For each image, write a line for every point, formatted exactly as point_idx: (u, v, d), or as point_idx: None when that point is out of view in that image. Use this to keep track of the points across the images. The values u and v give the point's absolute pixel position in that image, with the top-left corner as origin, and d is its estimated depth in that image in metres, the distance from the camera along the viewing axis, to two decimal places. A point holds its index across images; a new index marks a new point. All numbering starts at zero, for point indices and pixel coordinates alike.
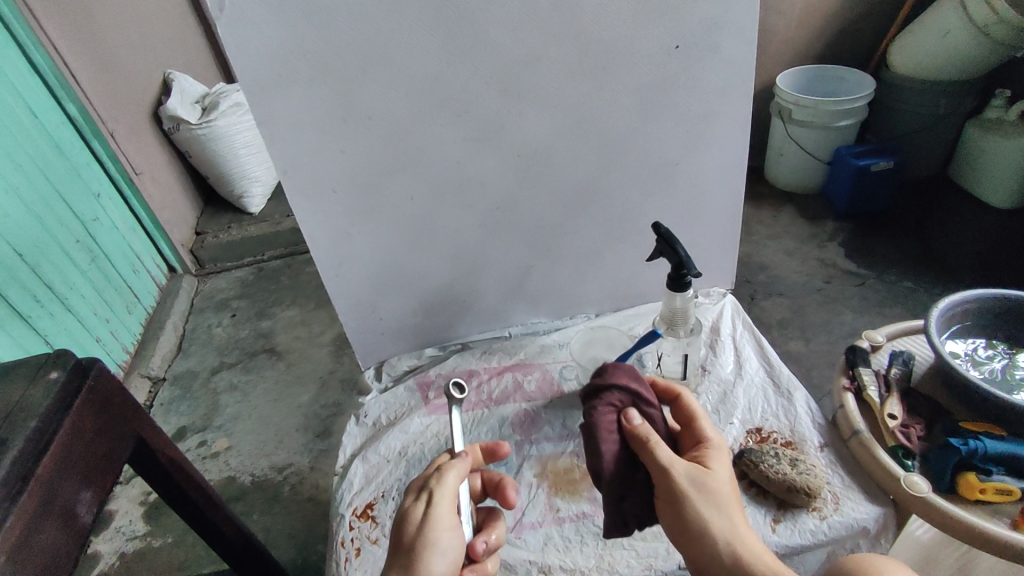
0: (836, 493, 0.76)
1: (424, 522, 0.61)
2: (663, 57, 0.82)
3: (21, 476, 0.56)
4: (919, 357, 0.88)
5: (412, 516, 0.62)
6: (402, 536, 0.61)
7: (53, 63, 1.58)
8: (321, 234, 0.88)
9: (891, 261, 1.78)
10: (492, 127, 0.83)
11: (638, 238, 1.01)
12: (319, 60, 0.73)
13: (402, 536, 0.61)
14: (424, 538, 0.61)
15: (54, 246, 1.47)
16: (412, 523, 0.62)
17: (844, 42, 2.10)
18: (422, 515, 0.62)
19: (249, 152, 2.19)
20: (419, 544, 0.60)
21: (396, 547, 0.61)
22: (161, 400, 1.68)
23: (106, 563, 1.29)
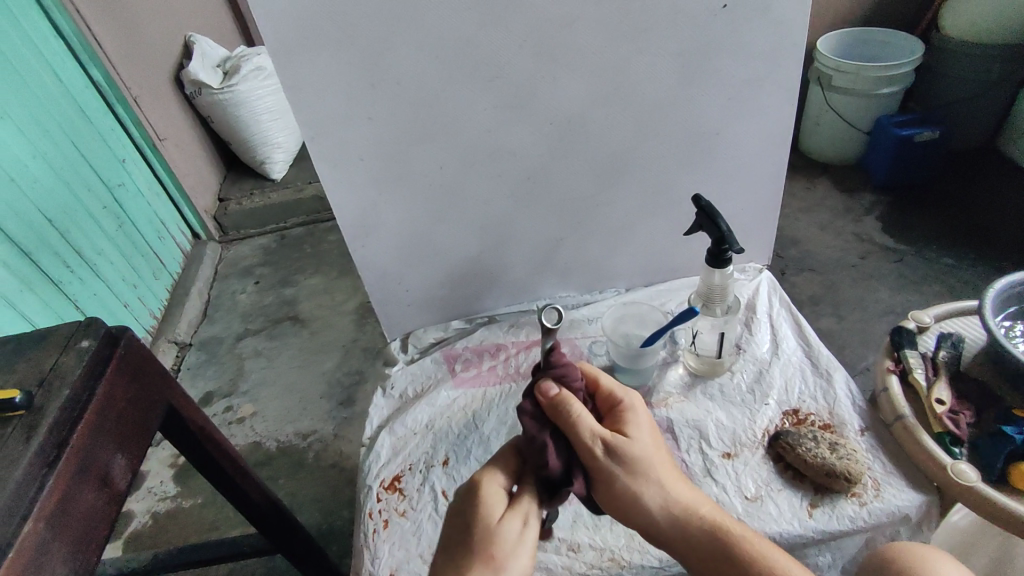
0: (877, 479, 0.74)
1: (524, 544, 0.55)
2: (709, 18, 0.77)
3: (56, 445, 0.56)
4: (969, 339, 0.85)
5: (510, 531, 0.55)
6: (496, 550, 0.53)
7: (76, 26, 1.55)
8: (347, 204, 0.86)
9: (931, 236, 1.71)
10: (526, 93, 0.79)
11: (673, 211, 0.97)
12: (347, 21, 0.69)
13: (496, 551, 0.53)
14: (519, 559, 0.54)
15: (81, 212, 1.47)
16: (511, 540, 0.54)
17: (890, 5, 1.99)
18: (523, 535, 0.55)
19: (272, 117, 2.16)
20: (515, 563, 0.54)
21: (484, 559, 0.53)
22: (189, 365, 1.70)
23: (140, 522, 1.33)
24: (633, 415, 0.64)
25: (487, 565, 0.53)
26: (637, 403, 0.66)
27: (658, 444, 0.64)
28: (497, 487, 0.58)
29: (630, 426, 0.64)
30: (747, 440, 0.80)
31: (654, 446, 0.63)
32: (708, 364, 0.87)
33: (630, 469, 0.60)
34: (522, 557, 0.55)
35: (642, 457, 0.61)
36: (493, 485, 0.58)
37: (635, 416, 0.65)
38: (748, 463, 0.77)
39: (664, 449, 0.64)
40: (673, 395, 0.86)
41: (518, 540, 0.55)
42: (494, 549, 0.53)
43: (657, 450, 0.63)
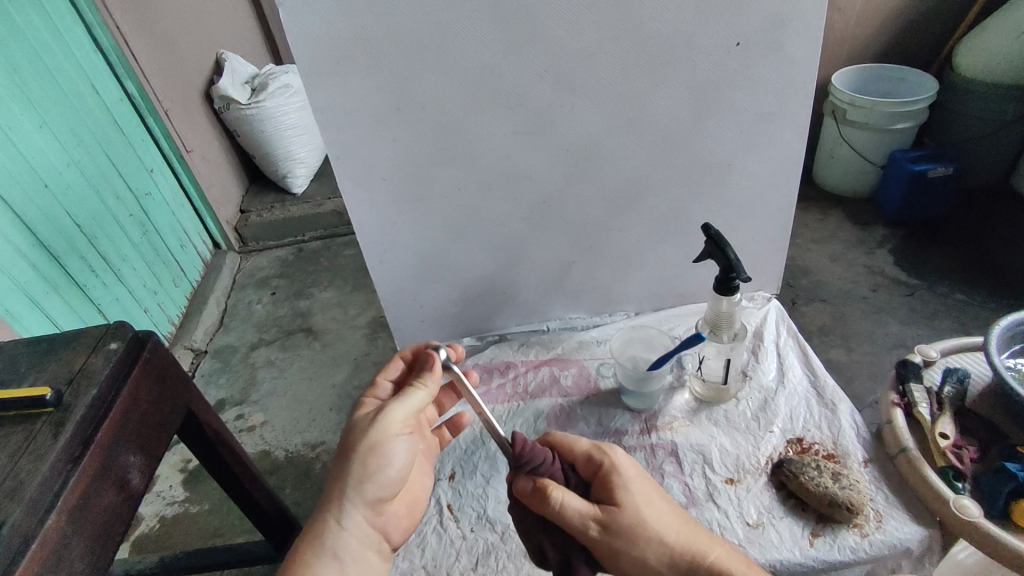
0: (879, 511, 0.74)
1: (377, 423, 0.63)
2: (723, 54, 0.79)
3: (82, 442, 0.58)
4: (975, 376, 0.86)
5: (364, 419, 0.65)
6: (351, 435, 0.64)
7: (115, 42, 1.62)
8: (368, 221, 0.89)
9: (943, 271, 1.71)
10: (543, 121, 0.82)
11: (684, 238, 0.99)
12: (377, 49, 0.73)
13: (351, 435, 0.64)
14: (380, 437, 0.63)
15: (109, 219, 1.53)
16: (362, 425, 0.64)
17: (905, 43, 2.02)
18: (372, 419, 0.63)
19: (296, 133, 2.22)
20: (370, 441, 0.62)
21: (344, 449, 0.63)
22: (203, 371, 1.74)
23: (147, 525, 1.35)
24: (613, 477, 0.64)
25: (346, 451, 0.63)
26: (616, 454, 0.66)
27: (650, 494, 0.65)
28: (369, 399, 0.70)
29: (613, 491, 0.63)
30: (750, 466, 0.81)
31: (645, 502, 0.63)
32: (714, 390, 0.88)
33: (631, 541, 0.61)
34: (373, 435, 0.63)
35: (637, 521, 0.61)
36: (363, 398, 0.70)
37: (620, 474, 0.64)
38: (750, 490, 0.78)
39: (656, 500, 0.65)
40: (678, 419, 0.87)
41: (374, 425, 0.63)
42: (352, 434, 0.64)
43: (650, 505, 0.63)
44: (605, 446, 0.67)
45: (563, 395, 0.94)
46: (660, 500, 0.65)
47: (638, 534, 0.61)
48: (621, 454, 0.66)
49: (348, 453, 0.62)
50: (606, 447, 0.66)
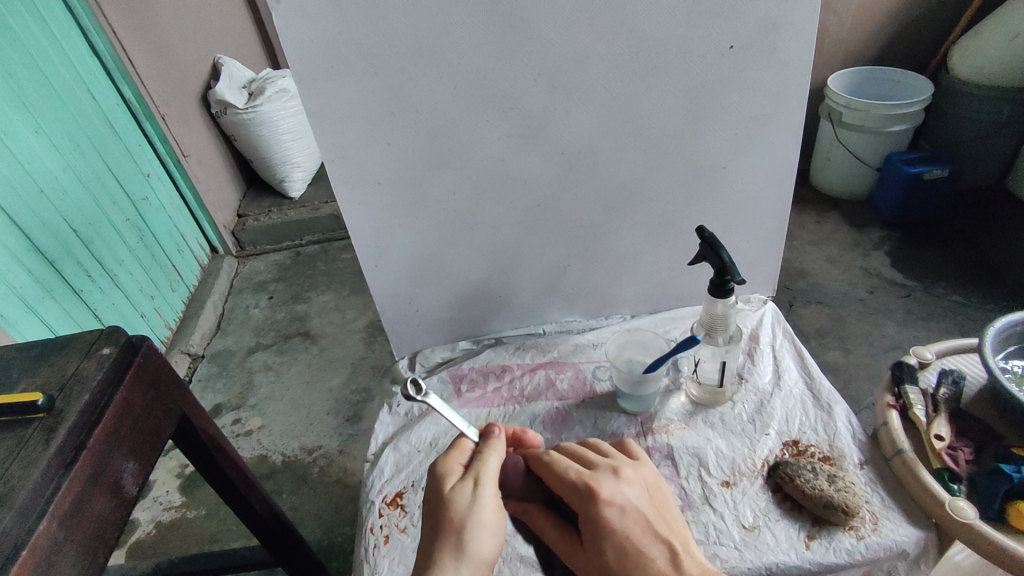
0: (874, 513, 0.74)
1: (480, 500, 0.57)
2: (716, 57, 0.80)
3: (74, 448, 0.58)
4: (970, 377, 0.86)
5: (460, 493, 0.57)
6: (453, 516, 0.56)
7: (112, 47, 1.62)
8: (364, 224, 0.89)
9: (940, 273, 1.72)
10: (538, 125, 0.82)
11: (679, 241, 0.99)
12: (370, 53, 0.73)
13: (450, 515, 0.56)
14: (483, 517, 0.56)
15: (105, 224, 1.52)
16: (463, 502, 0.57)
17: (900, 45, 2.02)
18: (474, 494, 0.57)
19: (292, 138, 2.22)
20: (473, 522, 0.56)
21: (445, 529, 0.56)
22: (200, 376, 1.73)
23: (144, 531, 1.34)
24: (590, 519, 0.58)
25: (449, 531, 0.55)
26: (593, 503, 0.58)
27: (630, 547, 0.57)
28: (452, 463, 0.61)
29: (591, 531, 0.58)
30: (747, 469, 0.81)
31: (625, 542, 0.57)
32: (710, 392, 0.88)
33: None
34: (478, 512, 0.56)
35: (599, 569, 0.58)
36: (445, 464, 0.61)
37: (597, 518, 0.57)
38: (746, 493, 0.78)
39: (645, 534, 0.58)
40: (674, 422, 0.87)
41: (473, 501, 0.57)
42: (454, 515, 0.56)
43: (629, 544, 0.57)
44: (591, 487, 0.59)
45: (558, 398, 0.94)
46: (649, 533, 0.58)
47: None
48: (608, 483, 0.60)
49: (451, 534, 0.55)
50: (590, 480, 0.59)
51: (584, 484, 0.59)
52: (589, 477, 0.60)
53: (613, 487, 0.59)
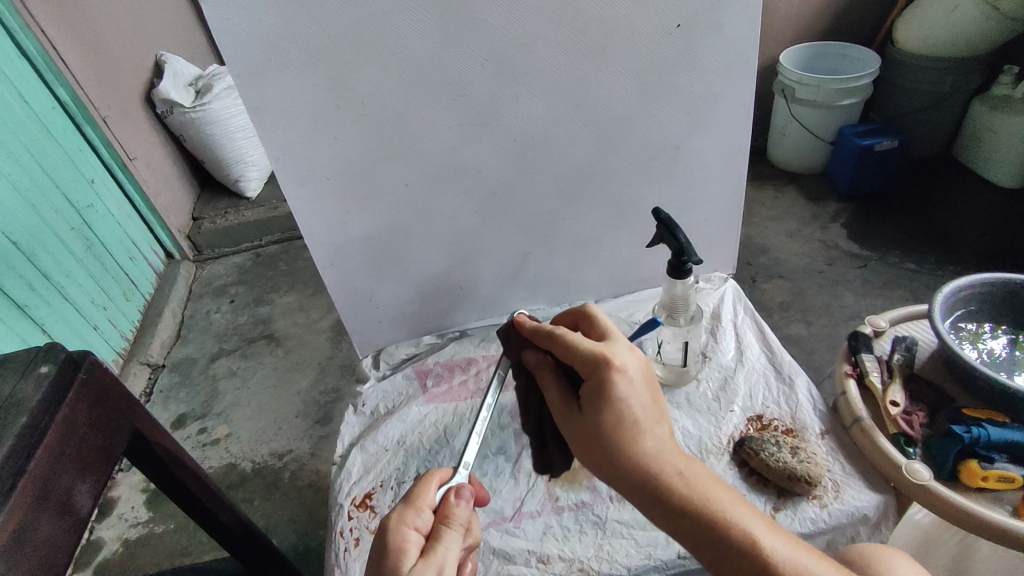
0: (836, 481, 0.76)
1: None
2: (664, 37, 0.79)
3: (13, 473, 0.55)
4: (922, 343, 0.89)
5: None
6: None
7: (41, 47, 1.54)
8: (315, 222, 0.86)
9: (894, 242, 1.76)
10: (488, 113, 0.81)
11: (638, 224, 0.99)
12: (310, 44, 0.71)
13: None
14: None
15: (48, 234, 1.45)
16: None
17: (847, 21, 2.06)
18: None
19: (245, 135, 2.16)
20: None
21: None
22: (161, 387, 1.67)
23: (110, 549, 1.30)
24: (597, 382, 0.54)
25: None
26: (621, 354, 0.56)
27: (641, 402, 0.53)
28: (408, 532, 0.55)
29: (594, 393, 0.54)
30: (713, 446, 0.82)
31: (626, 409, 0.52)
32: (675, 372, 0.88)
33: (598, 446, 0.53)
34: None
35: (595, 422, 0.53)
36: (399, 531, 0.55)
37: (605, 379, 0.53)
38: (714, 470, 0.79)
39: (645, 410, 0.53)
40: None
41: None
42: None
43: (629, 414, 0.53)
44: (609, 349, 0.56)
45: None
46: (653, 414, 0.53)
47: (600, 433, 0.53)
48: (621, 355, 0.56)
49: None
50: (604, 350, 0.56)
51: (595, 351, 0.56)
52: (603, 349, 0.56)
53: (624, 358, 0.56)
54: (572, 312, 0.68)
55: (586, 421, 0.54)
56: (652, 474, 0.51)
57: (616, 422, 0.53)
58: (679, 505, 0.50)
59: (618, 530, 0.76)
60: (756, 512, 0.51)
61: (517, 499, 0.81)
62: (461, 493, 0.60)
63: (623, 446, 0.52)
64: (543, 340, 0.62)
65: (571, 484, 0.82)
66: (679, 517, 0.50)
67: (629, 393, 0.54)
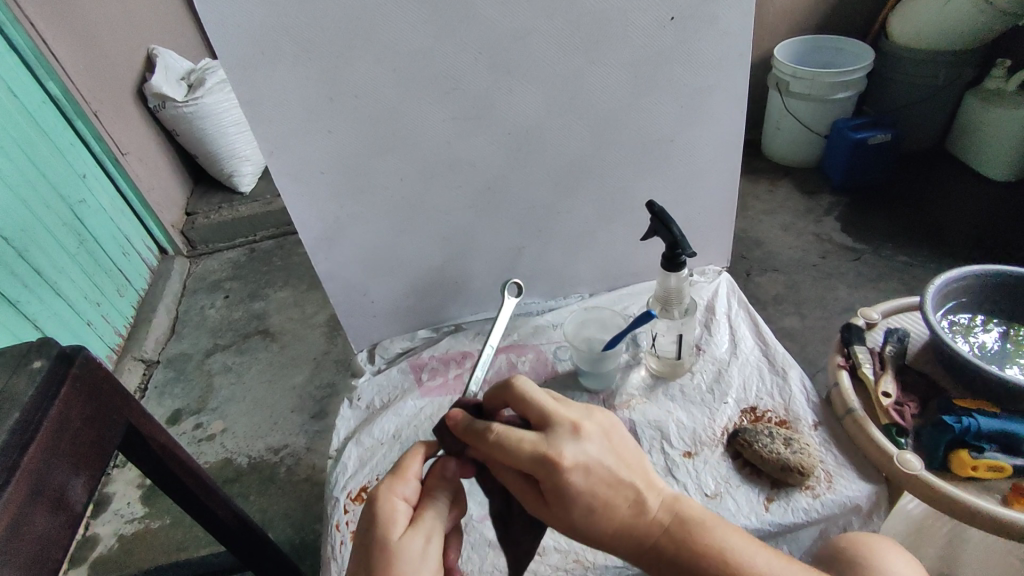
0: (829, 471, 0.77)
1: (428, 561, 0.53)
2: (658, 29, 0.79)
3: (7, 467, 0.55)
4: (914, 334, 0.89)
5: (408, 548, 0.53)
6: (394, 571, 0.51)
7: (31, 41, 1.52)
8: (310, 216, 0.86)
9: (887, 235, 1.77)
10: (482, 106, 0.80)
11: (633, 217, 0.99)
12: (302, 37, 0.70)
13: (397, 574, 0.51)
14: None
15: (40, 229, 1.44)
16: (411, 559, 0.52)
17: (841, 14, 2.06)
18: (423, 551, 0.53)
19: (238, 130, 2.14)
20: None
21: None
22: (156, 383, 1.67)
23: (106, 545, 1.30)
24: (553, 488, 0.53)
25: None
26: (567, 448, 0.54)
27: (609, 481, 0.55)
28: (396, 502, 0.56)
29: (557, 496, 0.54)
30: (707, 438, 0.82)
31: (595, 502, 0.54)
32: (669, 365, 0.89)
33: (585, 538, 0.56)
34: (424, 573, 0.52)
35: (571, 523, 0.55)
36: (388, 501, 0.56)
37: (560, 487, 0.53)
38: (708, 461, 0.80)
39: (611, 485, 0.55)
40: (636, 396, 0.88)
41: (421, 557, 0.53)
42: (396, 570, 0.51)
43: (598, 501, 0.55)
44: (554, 446, 0.54)
45: None
46: (622, 485, 0.55)
47: (583, 529, 0.55)
48: (570, 447, 0.54)
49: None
50: (548, 449, 0.53)
51: (543, 456, 0.53)
52: (549, 451, 0.53)
53: (575, 451, 0.54)
54: (498, 386, 0.62)
55: (558, 520, 0.55)
56: (642, 537, 0.56)
57: (590, 513, 0.55)
58: (673, 556, 0.56)
59: None
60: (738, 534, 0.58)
61: None
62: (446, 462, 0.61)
63: (610, 530, 0.55)
64: (477, 443, 0.57)
65: None
66: (674, 563, 0.56)
67: (591, 481, 0.54)
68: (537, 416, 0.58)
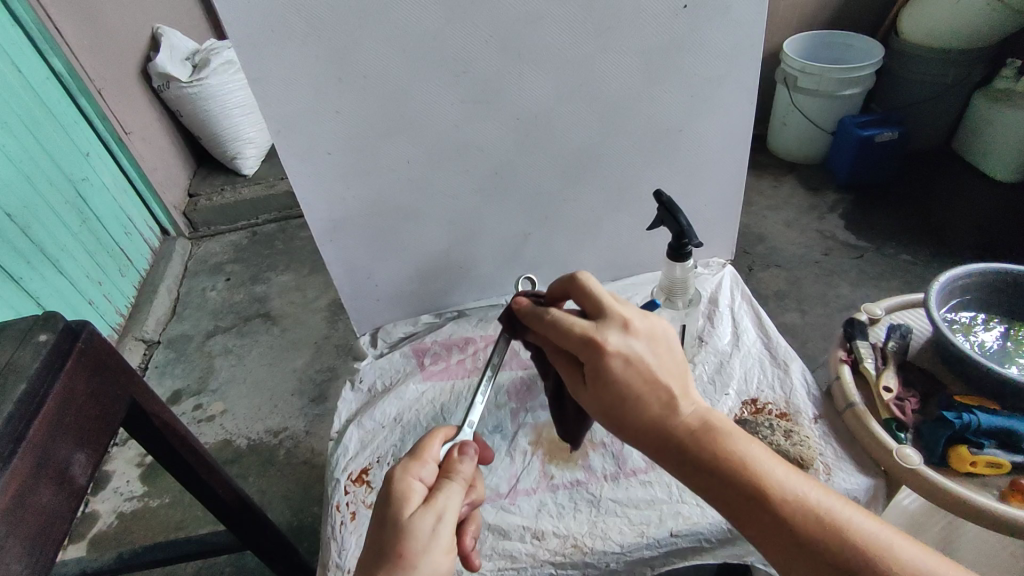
0: (828, 464, 0.77)
1: (438, 540, 0.53)
2: (671, 17, 0.79)
3: (13, 439, 0.55)
4: (916, 331, 0.90)
5: (420, 525, 0.53)
6: (405, 547, 0.52)
7: (37, 17, 1.51)
8: (317, 197, 0.86)
9: (891, 233, 1.77)
10: (491, 91, 0.80)
11: (638, 207, 0.99)
12: (313, 14, 0.70)
13: (408, 549, 0.52)
14: (436, 557, 0.52)
15: (42, 207, 1.44)
16: (421, 536, 0.53)
17: (852, 9, 2.05)
18: (434, 529, 0.54)
19: (243, 112, 2.13)
20: (429, 561, 0.52)
21: (395, 561, 0.51)
22: (156, 363, 1.67)
23: (105, 522, 1.31)
24: (592, 366, 0.59)
25: (400, 565, 0.51)
26: (614, 338, 0.59)
27: (648, 369, 0.59)
28: (411, 482, 0.57)
29: (596, 376, 0.60)
30: None
31: (626, 386, 0.58)
32: None
33: (614, 414, 0.60)
34: (434, 552, 0.53)
35: (603, 395, 0.60)
36: (404, 480, 0.57)
37: (598, 365, 0.59)
38: None
39: (646, 379, 0.58)
40: None
41: (433, 535, 0.53)
42: (407, 545, 0.52)
43: (630, 390, 0.58)
44: (604, 334, 0.60)
45: (522, 368, 0.95)
46: (655, 380, 0.59)
47: (609, 403, 0.59)
48: (615, 336, 0.60)
49: (403, 573, 0.51)
50: (595, 334, 0.60)
51: (590, 337, 0.60)
52: (595, 333, 0.60)
53: (619, 340, 0.60)
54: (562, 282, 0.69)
55: (593, 396, 0.61)
56: (666, 430, 0.58)
57: (621, 396, 0.59)
58: (693, 460, 0.56)
59: (613, 508, 0.77)
60: (762, 449, 0.56)
61: (513, 476, 0.82)
62: (465, 451, 0.61)
63: (638, 407, 0.58)
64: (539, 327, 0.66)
65: (566, 463, 0.83)
66: (696, 470, 0.56)
67: (630, 371, 0.59)
68: (592, 305, 0.64)
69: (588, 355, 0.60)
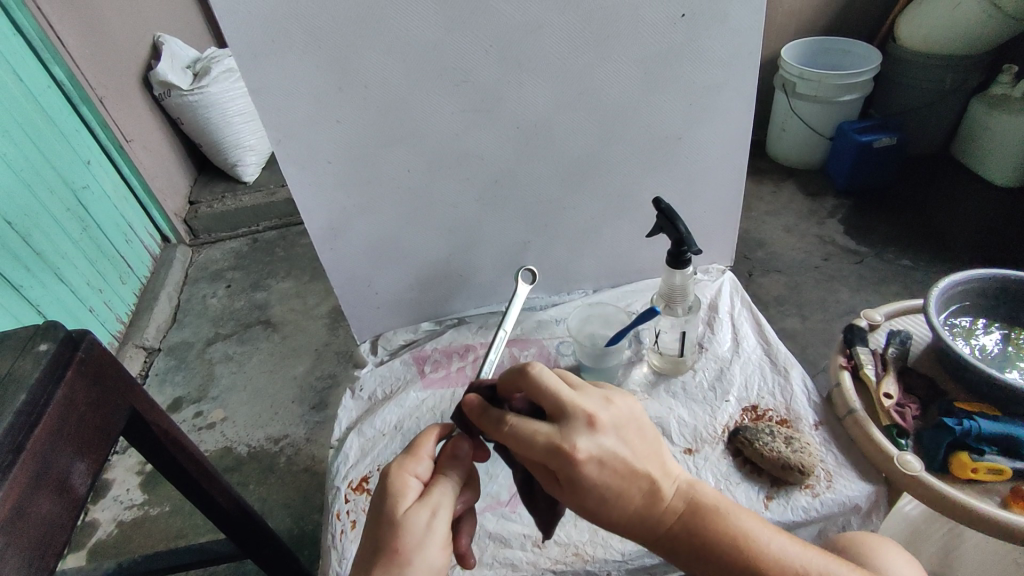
0: (829, 471, 0.77)
1: (433, 537, 0.53)
2: (669, 26, 0.79)
3: (13, 448, 0.55)
4: (916, 336, 0.90)
5: (414, 521, 0.53)
6: (400, 544, 0.52)
7: (38, 27, 1.52)
8: (317, 206, 0.86)
9: (890, 238, 1.77)
10: (491, 99, 0.80)
11: (638, 214, 0.99)
12: (313, 25, 0.70)
13: (402, 544, 0.52)
14: (430, 554, 0.52)
15: (44, 216, 1.44)
16: (415, 533, 0.53)
17: (850, 15, 2.06)
18: (428, 526, 0.53)
19: (243, 120, 2.14)
20: (423, 557, 0.52)
21: (390, 558, 0.51)
22: (157, 370, 1.67)
23: (105, 531, 1.30)
24: (567, 477, 0.53)
25: (395, 562, 0.51)
26: (582, 441, 0.53)
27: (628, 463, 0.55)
28: (406, 479, 0.57)
29: (570, 483, 0.54)
30: (708, 435, 0.83)
31: (608, 488, 0.54)
32: (671, 362, 0.89)
33: (597, 513, 0.56)
34: (428, 550, 0.52)
35: (584, 501, 0.55)
36: (399, 477, 0.56)
37: (572, 476, 0.53)
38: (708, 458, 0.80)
39: (625, 474, 0.55)
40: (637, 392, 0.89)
41: (427, 531, 0.53)
42: (402, 543, 0.52)
43: (609, 489, 0.55)
44: (572, 441, 0.53)
45: None
46: (636, 472, 0.56)
47: (591, 505, 0.55)
48: (584, 440, 0.53)
49: (397, 569, 0.51)
50: (562, 442, 0.53)
51: (558, 447, 0.53)
52: (562, 441, 0.53)
53: (589, 443, 0.54)
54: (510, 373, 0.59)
55: (572, 501, 0.56)
56: (654, 518, 0.57)
57: (603, 499, 0.55)
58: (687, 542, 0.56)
59: None
60: (748, 515, 0.58)
61: (514, 483, 0.82)
62: (461, 446, 0.60)
63: (625, 503, 0.56)
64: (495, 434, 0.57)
65: None
66: (690, 552, 0.56)
67: (608, 472, 0.54)
68: (551, 403, 0.56)
69: (560, 466, 0.54)
